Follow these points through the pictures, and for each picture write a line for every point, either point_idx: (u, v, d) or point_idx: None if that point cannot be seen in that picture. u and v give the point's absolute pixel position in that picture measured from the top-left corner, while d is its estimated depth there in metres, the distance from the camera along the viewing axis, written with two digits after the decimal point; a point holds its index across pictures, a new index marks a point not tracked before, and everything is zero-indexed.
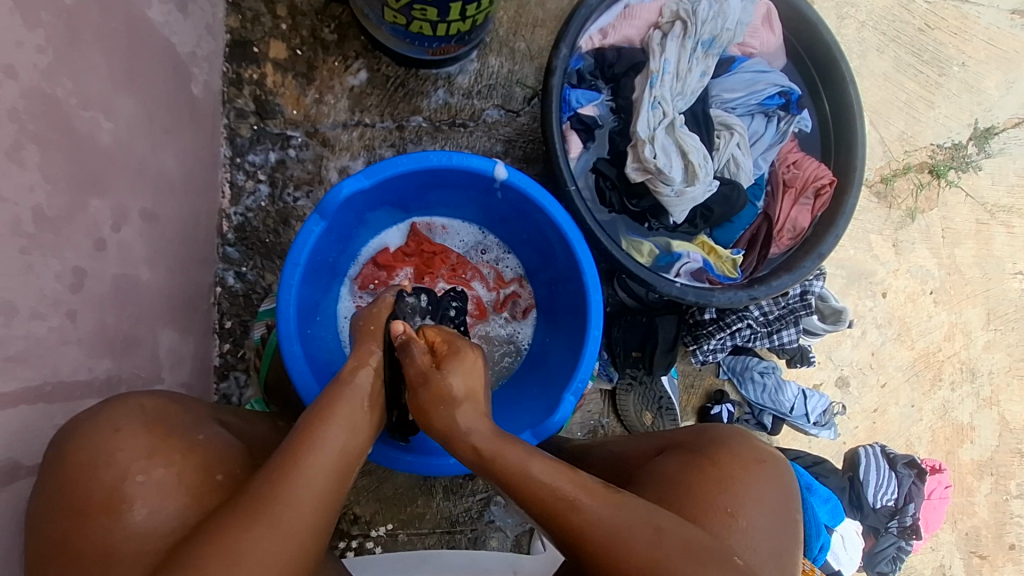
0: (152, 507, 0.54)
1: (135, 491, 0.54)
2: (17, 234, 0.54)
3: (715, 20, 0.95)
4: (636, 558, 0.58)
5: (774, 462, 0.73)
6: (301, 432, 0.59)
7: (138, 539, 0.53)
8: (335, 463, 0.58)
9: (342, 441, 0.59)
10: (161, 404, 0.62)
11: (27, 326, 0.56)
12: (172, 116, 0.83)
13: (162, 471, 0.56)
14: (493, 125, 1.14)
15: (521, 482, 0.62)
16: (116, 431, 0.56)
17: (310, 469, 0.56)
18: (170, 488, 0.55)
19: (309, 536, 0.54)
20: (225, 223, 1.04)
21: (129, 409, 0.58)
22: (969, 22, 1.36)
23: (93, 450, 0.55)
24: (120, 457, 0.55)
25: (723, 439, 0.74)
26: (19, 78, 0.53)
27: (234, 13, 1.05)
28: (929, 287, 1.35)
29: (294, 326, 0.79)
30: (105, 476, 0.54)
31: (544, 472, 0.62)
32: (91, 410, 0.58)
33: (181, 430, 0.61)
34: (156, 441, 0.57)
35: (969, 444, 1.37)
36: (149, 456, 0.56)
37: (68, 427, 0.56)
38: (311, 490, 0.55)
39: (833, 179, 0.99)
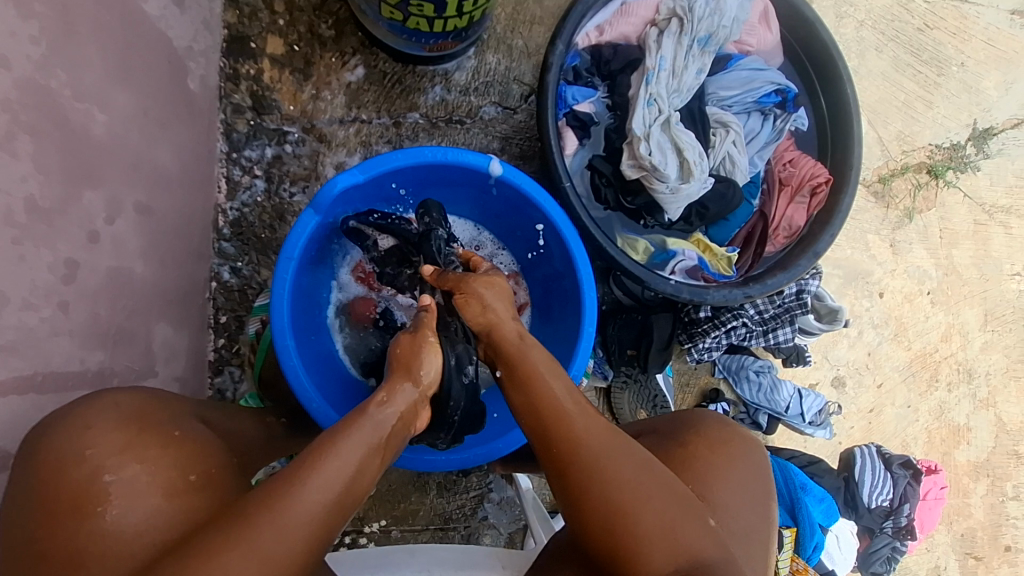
0: (122, 508, 0.52)
1: (106, 490, 0.52)
2: (9, 224, 0.54)
3: (712, 17, 0.94)
4: (620, 477, 0.59)
5: (744, 443, 0.73)
6: (307, 459, 0.55)
7: (109, 540, 0.51)
8: (335, 498, 0.54)
9: (347, 475, 0.55)
10: (138, 401, 0.60)
11: (19, 316, 0.56)
12: (167, 110, 0.83)
13: (134, 468, 0.54)
14: (490, 122, 1.14)
15: (530, 391, 0.63)
16: (87, 428, 0.54)
17: (306, 499, 0.53)
18: (142, 486, 0.54)
19: (291, 571, 0.51)
20: (222, 217, 1.05)
21: (104, 405, 0.57)
22: (968, 22, 1.36)
23: (63, 447, 0.53)
24: (91, 453, 0.53)
25: (694, 422, 0.75)
26: (12, 69, 0.53)
27: (232, 8, 1.05)
28: (927, 288, 1.35)
29: (288, 320, 0.79)
30: (75, 475, 0.52)
31: (563, 390, 0.63)
32: (62, 407, 0.56)
33: (157, 425, 0.59)
34: (129, 437, 0.56)
35: (965, 445, 1.37)
36: (120, 453, 0.54)
37: (42, 424, 0.55)
38: (302, 523, 0.52)
39: (829, 178, 0.98)
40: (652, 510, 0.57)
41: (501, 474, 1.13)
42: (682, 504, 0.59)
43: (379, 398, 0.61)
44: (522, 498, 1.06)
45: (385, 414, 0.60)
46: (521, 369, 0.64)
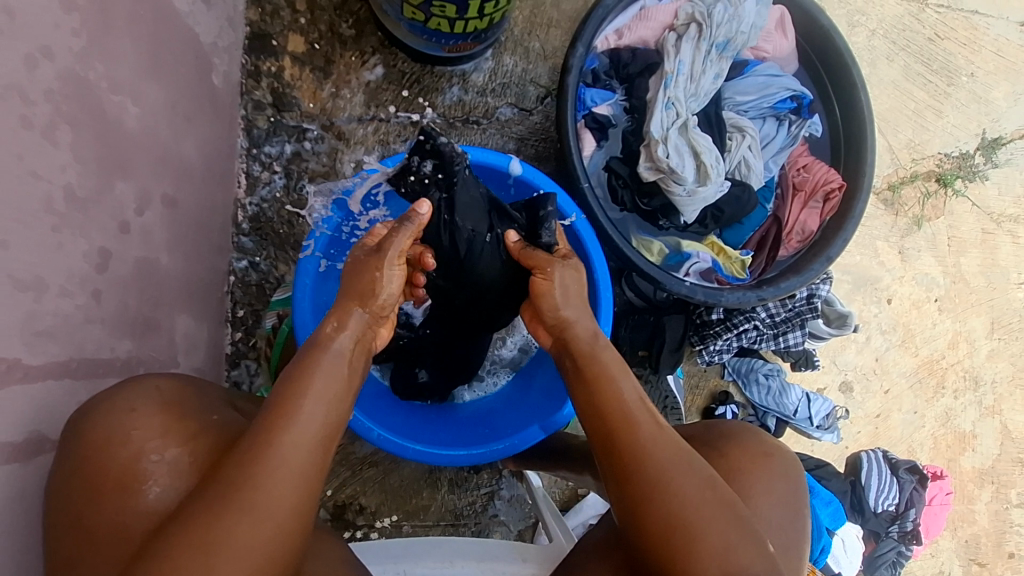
0: (164, 486, 0.54)
1: (150, 470, 0.55)
2: (49, 212, 0.55)
3: (730, 23, 0.96)
4: (682, 494, 0.59)
5: (783, 459, 0.75)
6: (274, 410, 0.56)
7: (150, 517, 0.53)
8: (315, 438, 0.56)
9: (316, 422, 0.56)
10: (176, 387, 0.62)
11: (56, 302, 0.57)
12: (194, 105, 0.85)
13: (175, 450, 0.56)
14: (507, 123, 1.15)
15: (603, 394, 0.65)
16: (132, 411, 0.57)
17: (287, 447, 0.54)
18: (183, 467, 0.56)
19: (289, 517, 0.53)
20: (241, 212, 1.06)
21: (144, 390, 0.59)
22: (978, 33, 1.37)
23: (107, 429, 0.55)
24: (135, 435, 0.55)
25: (733, 433, 0.76)
26: (56, 60, 0.54)
27: (254, 6, 1.07)
28: (934, 295, 1.36)
29: (310, 313, 0.81)
30: (119, 455, 0.54)
31: (632, 392, 0.65)
32: (107, 390, 0.58)
33: (194, 412, 0.60)
34: (170, 420, 0.58)
35: (971, 452, 1.38)
36: (162, 435, 0.56)
37: (86, 406, 0.57)
38: (287, 471, 0.53)
39: (842, 184, 1.00)
40: (715, 528, 0.58)
41: (512, 472, 1.14)
42: (739, 523, 0.59)
43: (332, 324, 0.63)
44: (533, 495, 1.07)
45: (339, 344, 0.62)
46: (592, 370, 0.66)
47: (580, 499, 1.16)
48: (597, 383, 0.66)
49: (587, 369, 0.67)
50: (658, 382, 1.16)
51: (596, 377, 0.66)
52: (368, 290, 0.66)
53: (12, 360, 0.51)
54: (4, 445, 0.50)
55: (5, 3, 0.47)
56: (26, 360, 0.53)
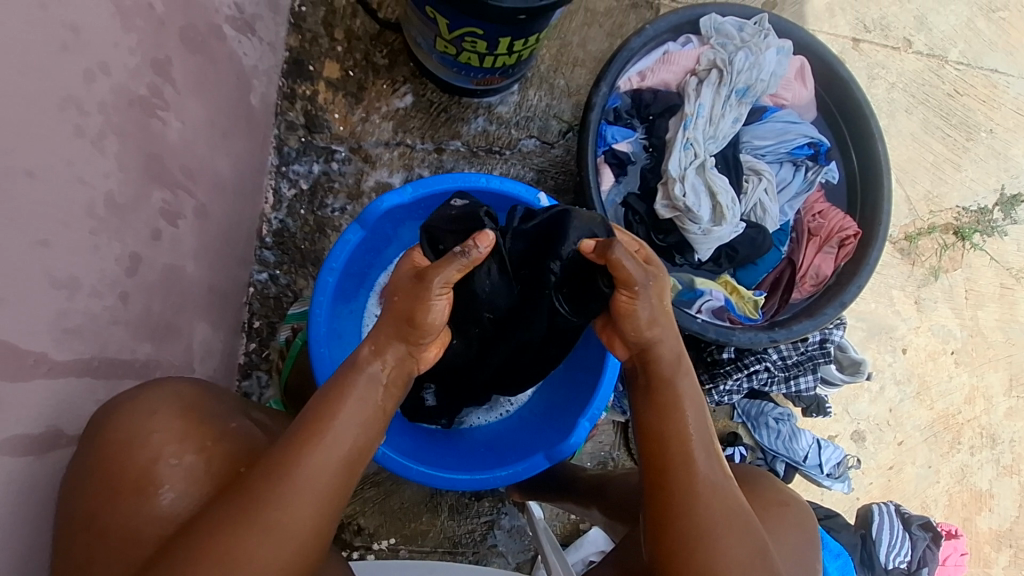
0: (178, 492, 0.56)
1: (167, 474, 0.56)
2: (89, 216, 0.57)
3: (750, 71, 0.99)
4: (723, 541, 0.61)
5: (798, 508, 0.75)
6: (307, 427, 0.57)
7: (162, 522, 0.54)
8: (338, 462, 0.56)
9: (349, 441, 0.57)
10: (198, 392, 0.63)
11: (87, 302, 0.59)
12: (231, 122, 0.88)
13: (192, 456, 0.58)
14: (527, 154, 1.19)
15: (666, 421, 0.65)
16: (154, 414, 0.58)
17: (313, 471, 0.55)
18: (199, 475, 0.57)
19: (308, 538, 0.54)
20: (266, 226, 1.09)
21: (166, 393, 0.60)
22: (998, 91, 1.39)
23: (129, 430, 0.56)
24: (155, 438, 0.57)
25: (747, 479, 0.76)
26: (112, 75, 0.58)
27: (294, 33, 1.12)
28: (951, 347, 1.34)
29: (324, 330, 0.83)
30: (138, 456, 0.56)
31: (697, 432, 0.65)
32: (130, 391, 0.60)
33: (212, 418, 0.61)
34: (190, 426, 0.59)
35: (987, 512, 1.34)
36: (181, 441, 0.58)
37: (111, 405, 0.58)
38: (313, 491, 0.55)
39: (858, 232, 1.01)
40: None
41: (514, 502, 1.13)
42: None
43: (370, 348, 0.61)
44: (533, 526, 1.05)
45: (377, 368, 0.60)
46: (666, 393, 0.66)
47: (580, 534, 1.15)
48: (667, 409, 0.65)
49: (660, 395, 0.66)
50: None
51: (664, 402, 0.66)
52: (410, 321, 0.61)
53: (40, 354, 0.53)
54: (24, 438, 0.51)
55: (71, 20, 0.51)
56: (52, 355, 0.54)
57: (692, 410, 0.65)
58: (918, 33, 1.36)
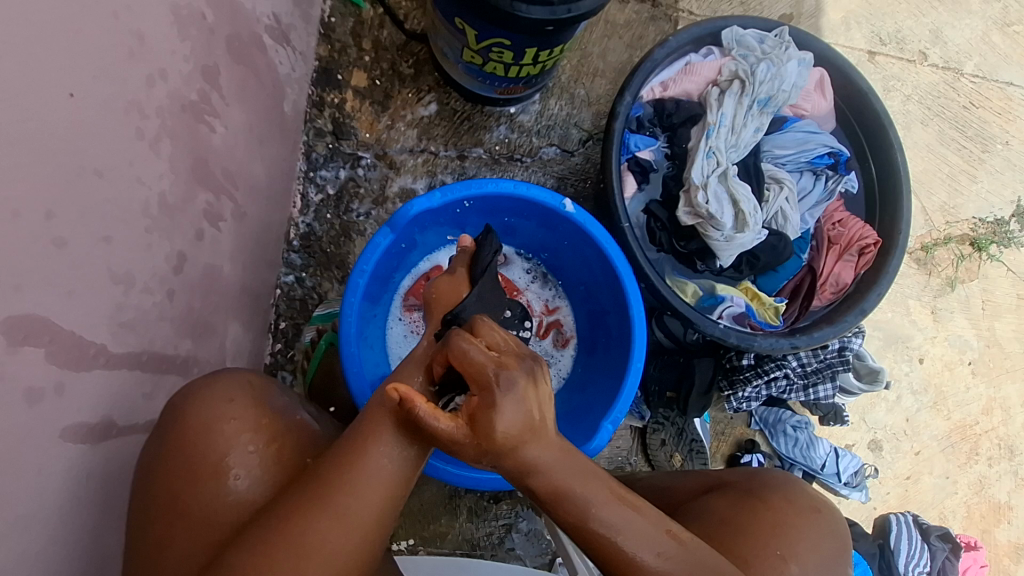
0: (250, 479, 0.59)
1: (240, 461, 0.59)
2: (145, 215, 0.60)
3: (772, 81, 1.00)
4: None
5: (830, 514, 0.75)
6: (369, 422, 0.58)
7: (239, 505, 0.58)
8: (402, 460, 0.58)
9: (410, 435, 0.58)
10: (264, 382, 0.66)
11: (139, 298, 0.61)
12: (267, 129, 0.91)
13: (264, 445, 0.60)
14: (548, 162, 1.21)
15: (587, 530, 0.57)
16: (230, 402, 0.61)
17: (378, 464, 0.56)
18: (269, 463, 0.60)
19: (376, 526, 0.56)
20: (293, 230, 1.11)
21: (240, 383, 0.63)
22: (1013, 104, 1.41)
23: (207, 417, 0.59)
24: (231, 427, 0.59)
25: (779, 485, 0.77)
26: (169, 81, 0.60)
27: (323, 43, 1.14)
28: (968, 358, 1.35)
29: (355, 330, 0.85)
30: (215, 443, 0.59)
31: (621, 526, 0.57)
32: (202, 379, 0.62)
33: (279, 410, 0.64)
34: (262, 416, 0.62)
35: (1006, 524, 1.34)
36: (254, 430, 0.60)
37: (189, 391, 0.61)
38: (380, 480, 0.56)
39: (878, 240, 1.02)
40: None
41: (531, 505, 1.14)
42: None
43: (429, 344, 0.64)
44: (552, 530, 1.06)
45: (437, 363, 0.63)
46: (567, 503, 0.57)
47: None
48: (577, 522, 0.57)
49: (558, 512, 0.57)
50: (686, 425, 1.17)
51: (573, 512, 0.57)
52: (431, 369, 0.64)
53: (98, 346, 0.55)
54: (82, 426, 0.53)
55: (137, 28, 0.54)
56: (109, 348, 0.56)
57: (606, 513, 0.57)
58: (933, 46, 1.38)
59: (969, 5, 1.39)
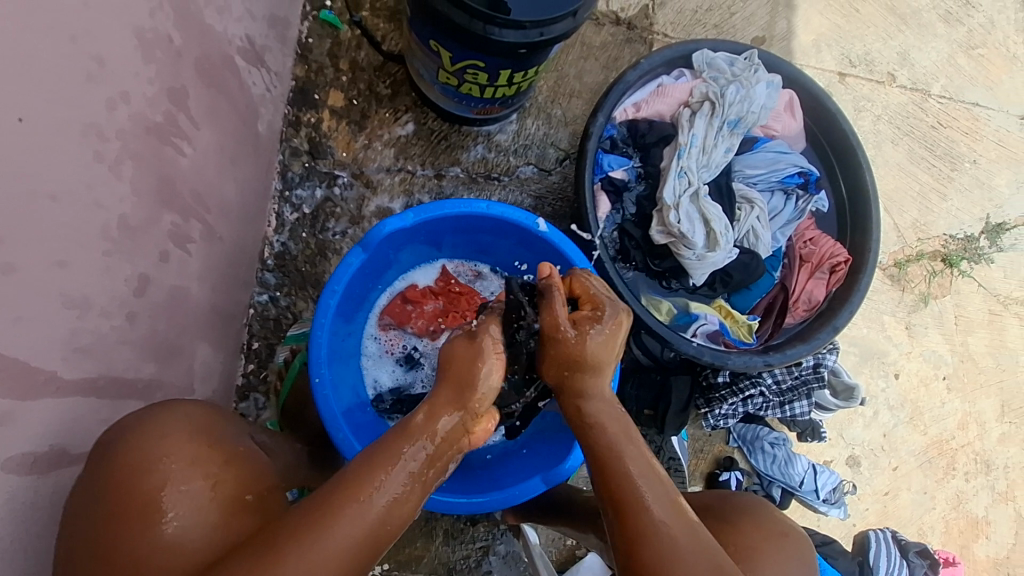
0: (185, 519, 0.55)
1: (175, 498, 0.56)
2: (103, 238, 0.59)
3: (742, 103, 1.02)
4: None
5: (798, 540, 0.76)
6: (345, 486, 0.57)
7: (169, 551, 0.54)
8: (367, 530, 0.56)
9: (385, 507, 0.57)
10: (205, 415, 0.64)
11: (96, 322, 0.60)
12: (239, 149, 0.91)
13: (201, 483, 0.58)
14: (526, 181, 1.22)
15: (609, 468, 0.64)
16: (163, 437, 0.58)
17: (339, 533, 0.55)
18: (205, 502, 0.57)
19: None
20: (268, 249, 1.10)
21: (178, 416, 0.61)
22: (979, 124, 1.44)
23: (139, 455, 0.56)
24: (164, 463, 0.57)
25: (749, 509, 0.77)
26: (131, 104, 0.60)
27: (301, 63, 1.14)
28: (942, 373, 1.36)
29: (325, 352, 0.83)
30: (146, 482, 0.55)
31: (639, 469, 0.64)
32: (139, 414, 0.60)
33: (220, 442, 0.63)
34: (199, 449, 0.60)
35: (984, 539, 1.35)
36: (191, 466, 0.58)
37: (121, 429, 0.58)
38: (335, 553, 0.54)
39: (848, 257, 1.03)
40: None
41: (509, 527, 1.13)
42: None
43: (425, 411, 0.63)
44: (529, 553, 1.04)
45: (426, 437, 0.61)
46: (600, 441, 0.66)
47: (577, 560, 1.14)
48: (603, 458, 0.65)
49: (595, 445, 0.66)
50: (663, 444, 1.17)
51: (604, 450, 0.65)
52: (466, 384, 0.64)
53: (49, 373, 0.54)
54: (29, 456, 0.52)
55: (97, 52, 0.53)
56: (62, 375, 0.55)
57: (630, 453, 0.65)
58: (901, 68, 1.42)
59: (935, 28, 1.43)
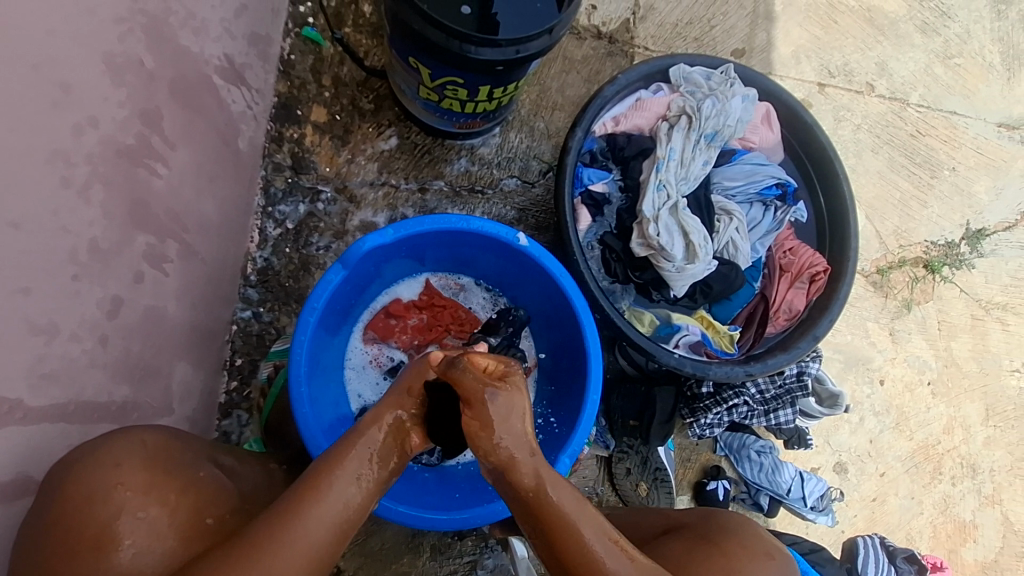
0: (140, 546, 0.56)
1: (130, 526, 0.56)
2: (72, 262, 0.59)
3: (718, 117, 1.03)
4: None
5: (784, 562, 0.75)
6: (309, 482, 0.60)
7: None
8: (334, 523, 0.59)
9: (345, 502, 0.60)
10: (162, 440, 0.64)
11: (65, 347, 0.60)
12: (218, 167, 0.91)
13: (156, 510, 0.59)
14: (509, 194, 1.23)
15: (561, 539, 0.61)
16: (117, 466, 0.58)
17: (312, 523, 0.58)
18: (160, 529, 0.58)
19: None
20: (250, 265, 1.10)
21: (133, 443, 0.61)
22: (957, 132, 1.46)
23: (91, 484, 0.56)
24: (117, 492, 0.57)
25: (732, 528, 0.78)
26: (100, 128, 0.60)
27: (283, 79, 1.15)
28: (927, 378, 1.37)
29: (305, 370, 0.83)
30: (99, 513, 0.56)
31: (593, 534, 0.62)
32: (92, 441, 0.60)
33: (177, 468, 0.64)
34: (155, 476, 0.60)
35: (972, 543, 1.35)
36: (145, 494, 0.58)
37: (70, 459, 0.58)
38: (308, 538, 0.58)
39: (827, 267, 1.04)
40: None
41: (498, 540, 1.12)
42: None
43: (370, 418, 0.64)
44: (516, 566, 1.05)
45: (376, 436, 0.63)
46: (546, 516, 0.61)
47: None
48: (553, 531, 0.61)
49: (543, 520, 0.62)
50: (650, 454, 1.16)
51: (554, 524, 0.61)
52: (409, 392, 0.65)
53: (15, 401, 0.54)
54: None
55: (62, 79, 0.54)
56: (28, 401, 0.55)
57: (581, 521, 0.62)
58: (880, 78, 1.44)
59: (912, 39, 1.46)
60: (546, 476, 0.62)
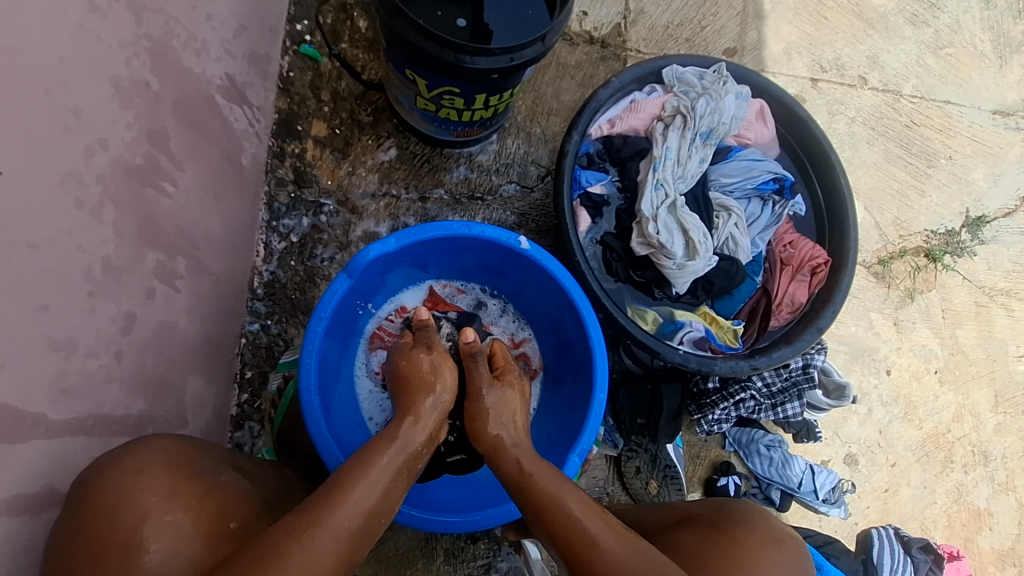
0: (168, 550, 0.56)
1: (156, 531, 0.56)
2: (87, 280, 0.61)
3: (712, 115, 1.05)
4: None
5: (794, 545, 0.76)
6: (334, 486, 0.62)
7: None
8: (361, 522, 0.60)
9: (370, 502, 0.62)
10: (180, 448, 0.65)
11: (82, 361, 0.61)
12: (223, 183, 0.93)
13: (181, 513, 0.59)
14: (509, 199, 1.24)
15: (552, 516, 0.67)
16: (140, 472, 0.59)
17: (337, 523, 0.59)
18: (186, 531, 0.58)
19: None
20: (257, 278, 1.12)
21: (152, 451, 0.62)
22: (952, 120, 1.47)
23: (116, 491, 0.57)
24: (141, 497, 0.58)
25: (743, 517, 0.78)
26: (110, 149, 0.62)
27: (283, 96, 1.17)
28: (934, 366, 1.37)
29: (315, 380, 0.84)
30: (124, 517, 0.56)
31: (577, 505, 0.67)
32: (114, 451, 0.61)
33: (196, 475, 0.64)
34: (177, 483, 0.61)
35: (987, 531, 1.35)
36: (169, 498, 0.59)
37: (95, 468, 0.59)
38: (336, 536, 0.58)
39: (827, 259, 1.05)
40: None
41: (511, 543, 1.13)
42: None
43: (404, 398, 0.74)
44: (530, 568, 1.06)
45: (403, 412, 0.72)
46: (534, 496, 0.69)
47: None
48: (543, 509, 0.67)
49: (535, 499, 0.68)
50: (658, 451, 1.16)
51: (543, 503, 0.68)
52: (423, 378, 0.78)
53: (37, 416, 0.55)
54: (17, 498, 0.54)
55: (73, 104, 0.56)
56: (49, 416, 0.57)
57: (565, 492, 0.68)
58: (871, 71, 1.45)
59: (901, 31, 1.47)
60: (527, 464, 0.71)
